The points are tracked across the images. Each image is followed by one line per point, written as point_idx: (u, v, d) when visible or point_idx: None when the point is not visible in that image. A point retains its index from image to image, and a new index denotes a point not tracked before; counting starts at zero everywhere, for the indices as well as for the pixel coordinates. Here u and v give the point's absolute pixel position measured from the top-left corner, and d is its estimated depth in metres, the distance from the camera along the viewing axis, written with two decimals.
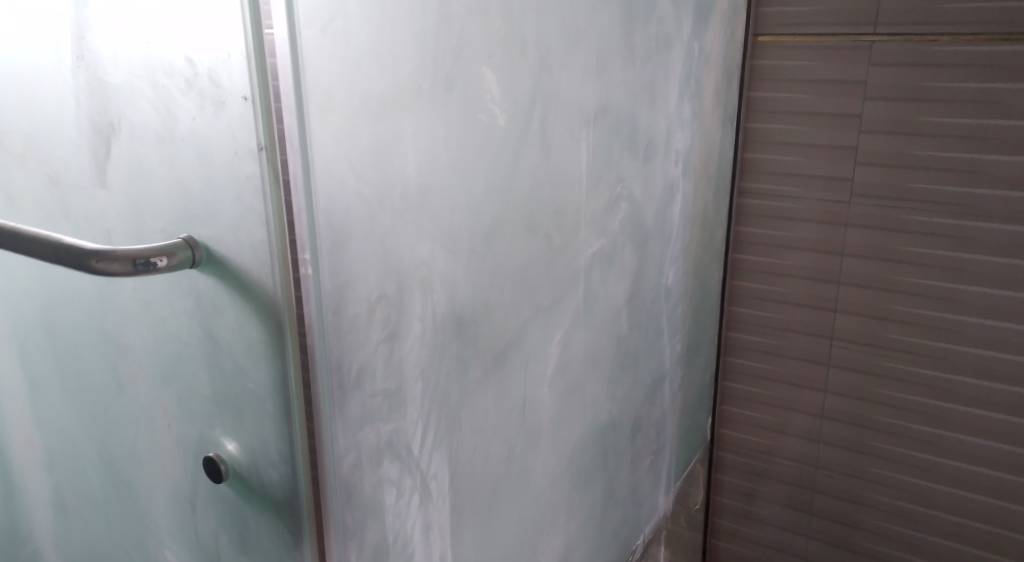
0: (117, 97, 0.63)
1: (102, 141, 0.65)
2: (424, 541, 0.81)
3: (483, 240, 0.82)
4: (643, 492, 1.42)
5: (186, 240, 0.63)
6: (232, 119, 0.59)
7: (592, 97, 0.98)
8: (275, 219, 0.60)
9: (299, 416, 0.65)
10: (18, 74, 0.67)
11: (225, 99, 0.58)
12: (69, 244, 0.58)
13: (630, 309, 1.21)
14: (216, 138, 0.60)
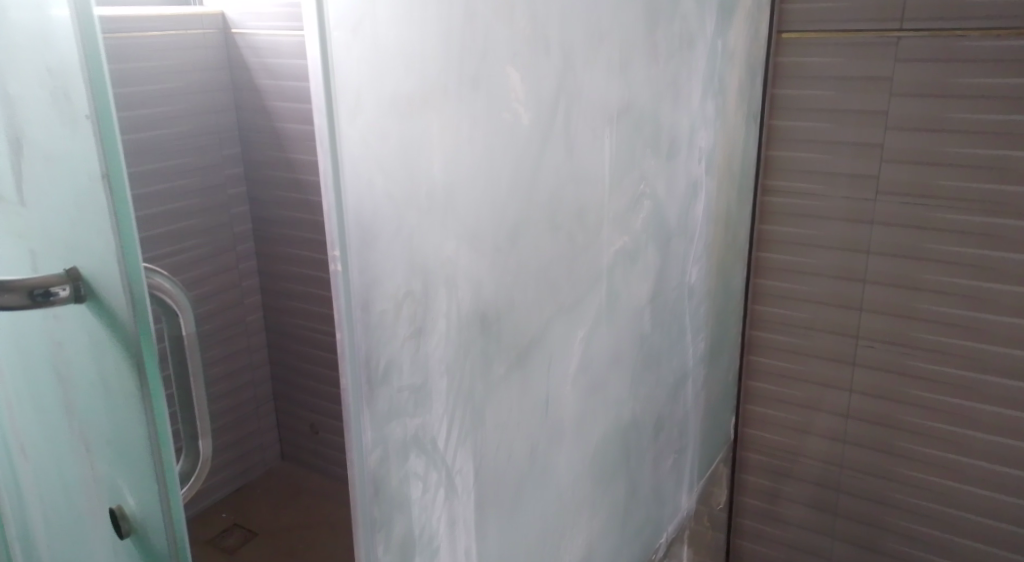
0: (24, 112, 0.64)
1: (20, 156, 0.67)
2: (450, 536, 0.81)
3: (506, 239, 0.83)
4: (666, 491, 1.42)
5: (69, 274, 0.64)
6: (81, 140, 0.58)
7: (615, 97, 0.98)
8: (119, 252, 0.59)
9: (164, 465, 0.64)
10: None
11: (75, 118, 0.57)
12: None
13: (653, 308, 1.22)
14: (75, 158, 0.59)
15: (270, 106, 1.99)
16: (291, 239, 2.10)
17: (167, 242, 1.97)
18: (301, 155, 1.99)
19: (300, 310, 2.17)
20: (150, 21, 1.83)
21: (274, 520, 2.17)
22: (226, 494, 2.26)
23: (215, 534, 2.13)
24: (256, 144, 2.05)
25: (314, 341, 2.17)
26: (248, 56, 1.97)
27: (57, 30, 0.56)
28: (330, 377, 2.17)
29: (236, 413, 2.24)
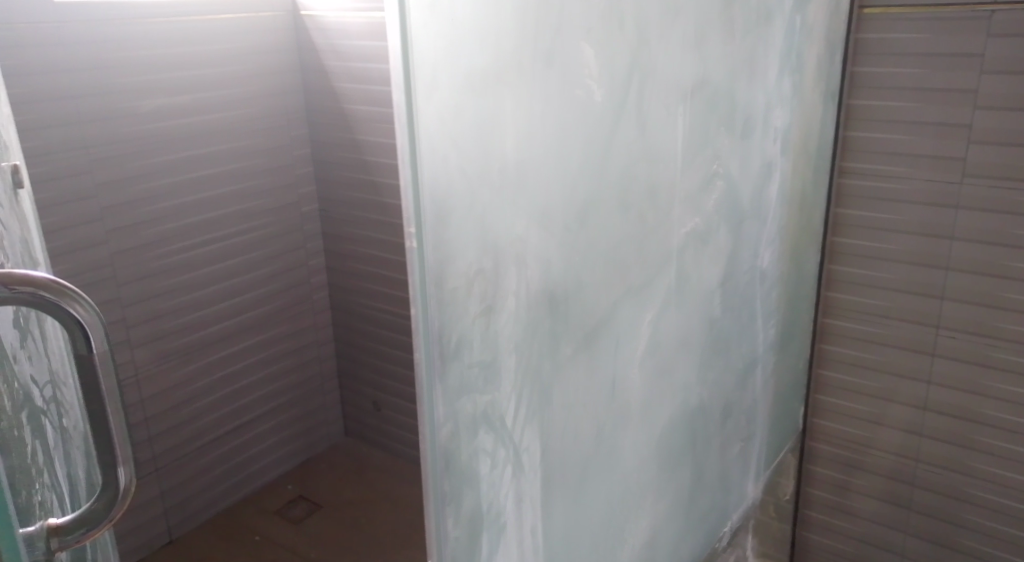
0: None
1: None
2: (518, 513, 0.82)
3: (577, 218, 0.81)
4: (732, 478, 1.40)
5: None
6: None
7: (689, 73, 0.96)
8: None
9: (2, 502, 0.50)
10: None
11: None
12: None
13: (724, 292, 1.19)
14: None
15: (337, 88, 2.02)
16: (357, 220, 2.13)
17: (237, 221, 2.01)
18: (366, 136, 2.01)
19: (365, 290, 2.20)
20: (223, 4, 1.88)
21: (339, 495, 2.20)
22: (292, 469, 2.31)
23: (281, 506, 2.16)
24: (325, 126, 2.08)
25: (379, 320, 2.20)
26: (316, 39, 2.00)
27: None
28: (394, 356, 2.20)
29: (302, 390, 2.29)
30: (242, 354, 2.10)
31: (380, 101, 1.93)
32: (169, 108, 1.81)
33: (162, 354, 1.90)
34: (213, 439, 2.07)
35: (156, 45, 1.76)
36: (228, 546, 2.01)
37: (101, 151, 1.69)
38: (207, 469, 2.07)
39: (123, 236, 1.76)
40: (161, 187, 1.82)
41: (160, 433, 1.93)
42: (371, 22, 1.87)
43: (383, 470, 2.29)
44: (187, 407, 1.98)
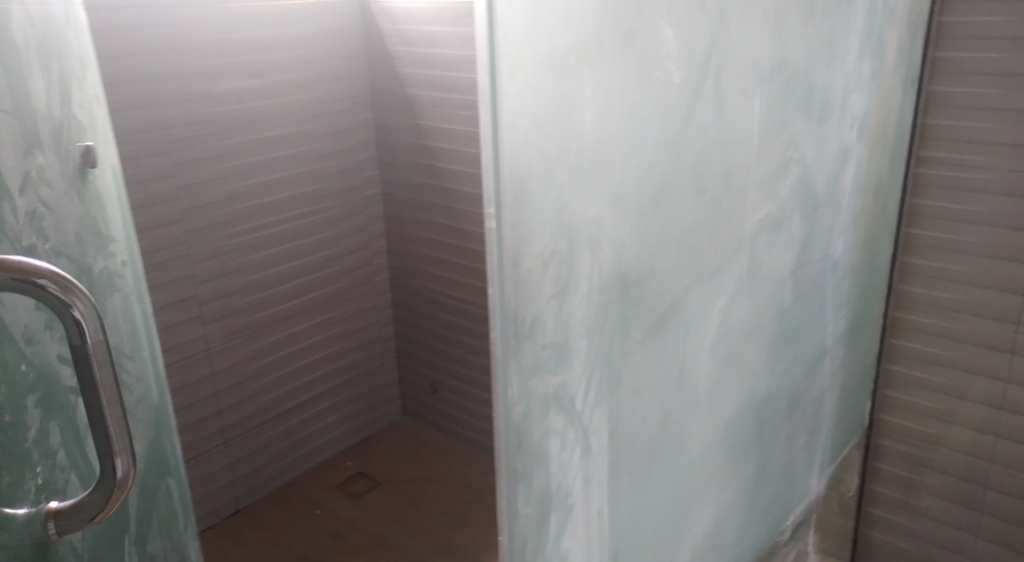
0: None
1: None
2: (586, 495, 0.82)
3: (651, 201, 0.81)
4: (797, 471, 1.37)
5: None
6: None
7: (768, 56, 0.94)
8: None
9: None
10: (51, 91, 0.79)
11: None
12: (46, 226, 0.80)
13: (795, 282, 1.17)
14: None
15: (403, 73, 2.03)
16: (422, 204, 2.16)
17: (303, 203, 2.05)
18: (429, 120, 2.02)
19: (429, 272, 2.23)
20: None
21: (397, 472, 2.21)
22: (352, 446, 2.34)
23: (341, 481, 2.20)
24: (390, 110, 2.10)
25: (443, 302, 2.23)
26: (383, 23, 2.02)
27: None
28: (458, 338, 2.24)
29: (363, 369, 2.33)
30: (307, 332, 2.14)
31: (444, 85, 1.94)
32: (241, 91, 1.85)
33: (231, 330, 1.95)
34: (277, 414, 2.12)
35: (230, 28, 1.80)
36: (290, 517, 2.04)
37: (177, 131, 1.73)
38: (271, 442, 2.11)
39: (197, 216, 1.81)
40: (232, 168, 1.87)
41: (228, 407, 1.98)
42: (439, 9, 1.88)
43: (441, 449, 2.31)
44: (253, 381, 2.03)
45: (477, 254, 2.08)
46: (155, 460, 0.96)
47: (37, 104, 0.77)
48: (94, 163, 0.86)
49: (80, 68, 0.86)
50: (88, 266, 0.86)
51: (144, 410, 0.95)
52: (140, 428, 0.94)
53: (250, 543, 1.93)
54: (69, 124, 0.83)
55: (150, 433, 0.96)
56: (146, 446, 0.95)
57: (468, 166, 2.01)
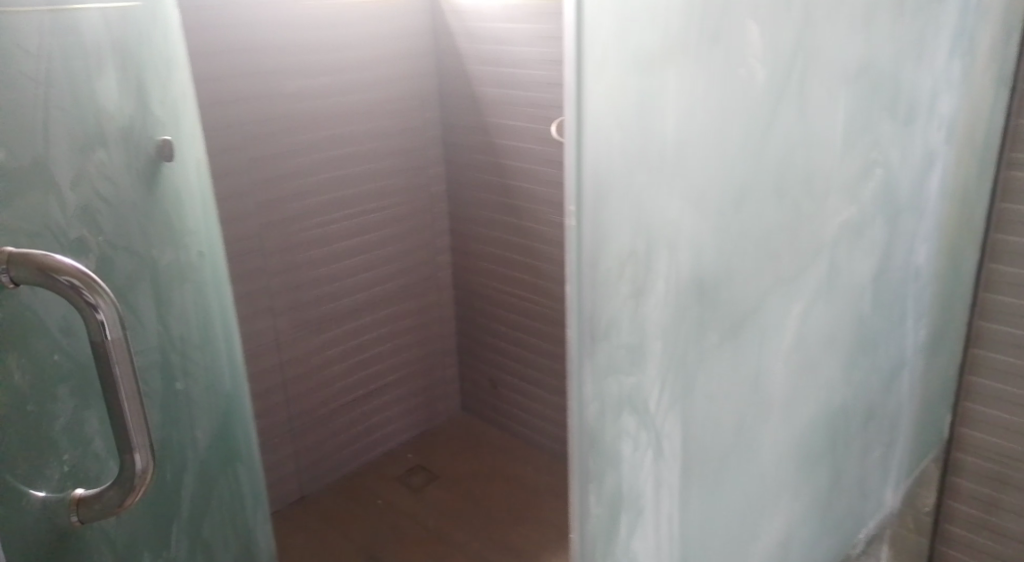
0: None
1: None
2: (656, 499, 0.81)
3: (731, 203, 0.79)
4: (871, 484, 1.33)
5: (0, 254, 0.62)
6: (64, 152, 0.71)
7: (854, 55, 0.91)
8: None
9: None
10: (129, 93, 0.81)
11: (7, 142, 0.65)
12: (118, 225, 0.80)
13: (875, 288, 1.13)
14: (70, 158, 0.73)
15: (470, 71, 2.04)
16: (482, 202, 2.15)
17: (371, 200, 2.08)
18: (496, 119, 2.02)
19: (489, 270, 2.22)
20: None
21: (456, 468, 2.24)
22: (416, 439, 2.37)
23: (402, 474, 2.23)
24: (458, 109, 2.11)
25: (499, 303, 2.22)
26: (452, 23, 2.03)
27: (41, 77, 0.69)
28: (513, 339, 2.22)
29: (426, 364, 2.35)
30: (373, 327, 2.18)
31: (510, 85, 1.94)
32: (313, 90, 1.89)
33: (300, 323, 1.99)
34: (341, 406, 2.15)
35: (303, 28, 1.83)
36: (354, 508, 2.09)
37: (251, 128, 1.78)
38: (337, 432, 2.16)
39: (270, 211, 1.86)
40: (305, 165, 1.91)
41: (296, 397, 2.03)
42: (506, 7, 1.87)
43: (502, 447, 2.32)
44: (320, 373, 2.07)
45: (537, 253, 2.06)
46: (221, 446, 0.98)
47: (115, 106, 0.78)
48: (168, 160, 0.87)
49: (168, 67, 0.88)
50: (154, 262, 0.85)
51: (212, 397, 0.97)
52: (207, 415, 0.96)
53: (317, 533, 2.00)
54: (150, 123, 0.84)
55: (216, 419, 0.97)
56: (213, 432, 0.97)
57: (529, 164, 1.99)
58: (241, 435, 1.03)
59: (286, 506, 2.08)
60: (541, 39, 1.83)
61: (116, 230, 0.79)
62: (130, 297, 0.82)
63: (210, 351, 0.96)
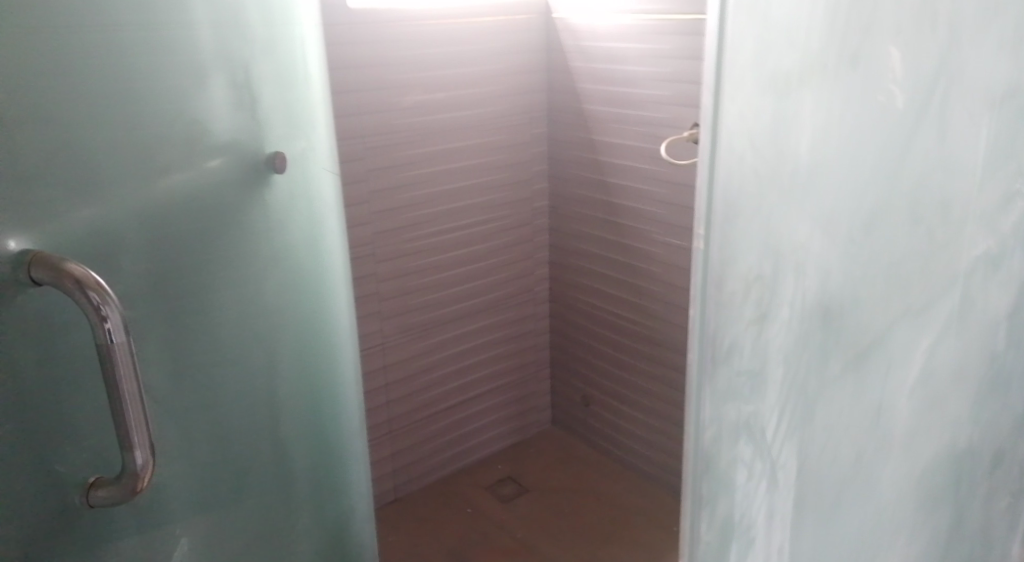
0: (37, 112, 0.62)
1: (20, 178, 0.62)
2: (767, 528, 0.79)
3: (862, 230, 0.77)
4: (996, 533, 1.25)
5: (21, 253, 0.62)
6: (159, 148, 0.73)
7: (1000, 80, 0.87)
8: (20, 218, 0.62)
9: None
10: (240, 95, 0.81)
11: (93, 126, 0.67)
12: (223, 226, 0.81)
13: (1011, 326, 1.07)
14: (167, 153, 0.73)
15: (580, 88, 2.04)
16: (585, 218, 2.15)
17: (479, 212, 2.11)
18: (605, 137, 2.02)
19: (586, 286, 2.22)
20: (484, 8, 1.97)
21: (545, 480, 2.24)
22: (510, 448, 2.39)
23: (494, 482, 2.24)
24: (566, 124, 2.12)
25: (596, 319, 2.21)
26: (565, 40, 2.04)
27: (140, 67, 0.70)
28: (609, 356, 2.20)
29: (522, 375, 2.36)
30: (473, 336, 2.21)
31: (623, 103, 1.94)
32: (430, 104, 1.93)
33: (406, 328, 2.05)
34: (439, 412, 2.19)
35: (426, 46, 1.89)
36: (446, 512, 2.13)
37: (372, 141, 1.85)
38: (434, 437, 2.20)
39: (383, 220, 1.92)
40: (419, 176, 1.96)
41: (397, 400, 2.08)
42: (619, 25, 1.88)
43: (596, 463, 2.30)
44: (422, 377, 2.12)
45: (639, 272, 2.04)
46: (320, 461, 0.97)
47: (222, 108, 0.79)
48: (283, 168, 0.87)
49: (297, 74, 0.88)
50: (254, 264, 0.85)
51: (310, 410, 0.95)
52: (306, 426, 0.95)
53: (409, 534, 2.04)
54: (264, 130, 0.84)
55: (315, 431, 0.96)
56: (308, 450, 0.95)
57: (634, 182, 1.98)
58: (349, 457, 1.02)
59: (382, 505, 2.13)
60: (652, 57, 1.83)
61: (200, 237, 0.78)
62: (221, 300, 0.82)
63: (325, 367, 0.97)
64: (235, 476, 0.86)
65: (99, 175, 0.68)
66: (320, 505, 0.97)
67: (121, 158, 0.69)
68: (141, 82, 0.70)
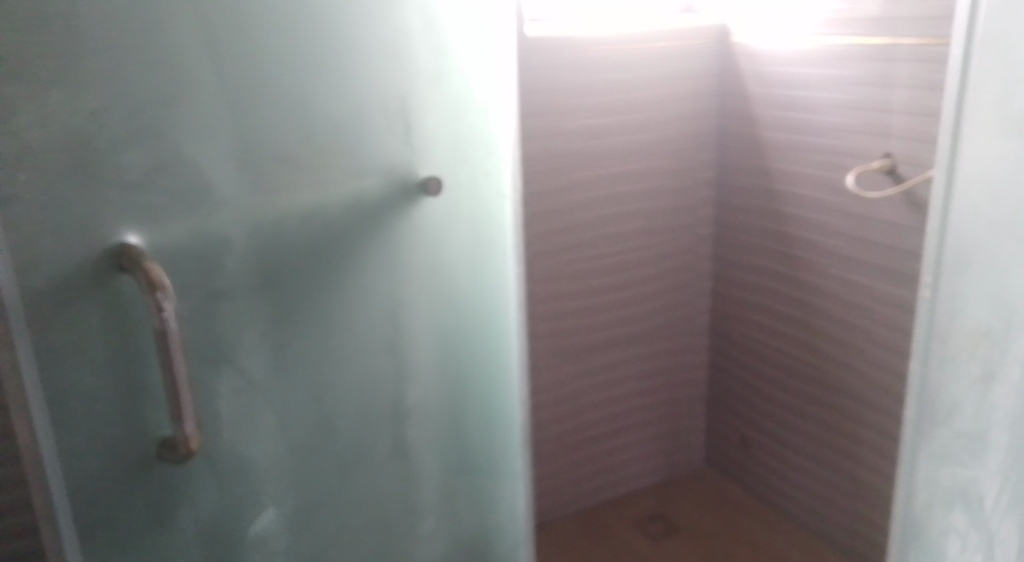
0: (208, 134, 0.90)
1: (140, 192, 0.86)
2: None
3: None
4: None
5: (122, 245, 0.86)
6: (313, 164, 0.99)
7: None
8: (175, 213, 0.89)
9: None
10: (402, 126, 1.06)
11: (252, 146, 0.94)
12: (362, 234, 1.05)
13: None
14: (324, 170, 1.00)
15: (756, 113, 1.97)
16: (751, 248, 2.08)
17: (640, 237, 2.09)
18: (778, 164, 1.94)
19: (746, 319, 2.15)
20: (661, 32, 1.95)
21: (697, 521, 2.17)
22: (658, 485, 2.33)
23: (642, 518, 2.19)
24: (736, 150, 2.06)
25: (760, 354, 2.12)
26: (743, 63, 1.98)
27: (314, 105, 0.98)
28: (773, 396, 2.10)
29: (673, 408, 2.30)
30: (626, 363, 2.17)
31: (801, 130, 1.86)
32: (599, 128, 1.93)
33: (559, 351, 2.05)
34: (591, 437, 2.17)
35: (597, 72, 1.89)
36: (593, 543, 2.10)
37: (538, 165, 1.87)
38: (582, 463, 2.18)
39: (544, 242, 1.94)
40: (584, 200, 1.97)
41: (549, 422, 2.09)
42: (806, 49, 1.80)
43: (752, 509, 2.20)
44: (571, 403, 2.11)
45: (808, 307, 1.94)
46: (447, 434, 1.22)
47: (380, 138, 1.04)
48: (433, 193, 1.11)
49: (473, 107, 1.13)
50: (393, 265, 1.10)
51: (432, 395, 1.18)
52: (434, 407, 1.19)
53: None
54: (418, 163, 1.09)
55: (438, 411, 1.20)
56: (430, 430, 1.19)
57: (811, 212, 1.89)
58: (484, 438, 1.26)
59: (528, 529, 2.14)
60: (840, 83, 1.74)
61: (321, 246, 1.02)
62: (352, 288, 1.06)
63: (457, 356, 1.21)
64: (327, 442, 1.08)
65: (218, 191, 0.92)
66: (416, 474, 1.18)
67: (234, 178, 0.93)
68: (279, 124, 0.95)
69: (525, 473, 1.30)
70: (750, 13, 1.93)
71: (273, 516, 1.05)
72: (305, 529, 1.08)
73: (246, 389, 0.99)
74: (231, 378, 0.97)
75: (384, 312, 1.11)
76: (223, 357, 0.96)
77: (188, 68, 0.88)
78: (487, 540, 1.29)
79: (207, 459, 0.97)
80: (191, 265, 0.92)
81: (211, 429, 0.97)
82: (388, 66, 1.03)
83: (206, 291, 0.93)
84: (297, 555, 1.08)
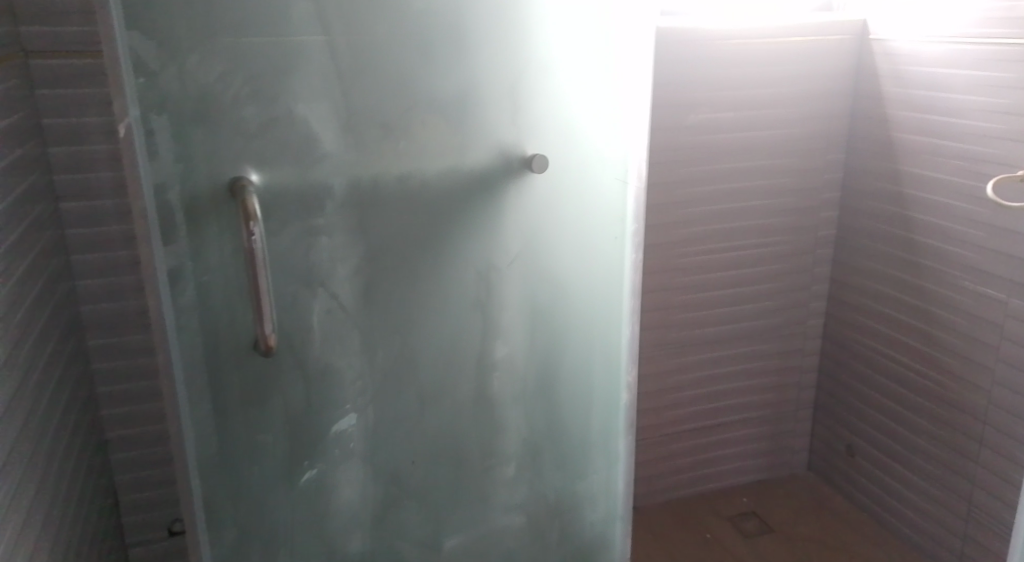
0: (315, 89, 0.99)
1: (254, 138, 0.97)
2: None
3: None
4: None
5: (231, 180, 0.97)
6: (420, 131, 1.06)
7: None
8: (286, 157, 0.99)
9: None
10: (517, 105, 1.10)
11: (354, 106, 1.01)
12: (460, 198, 1.11)
13: None
14: (433, 138, 1.07)
15: (891, 115, 1.90)
16: (876, 252, 2.01)
17: (757, 235, 2.05)
18: (910, 168, 1.87)
19: (864, 327, 2.07)
20: (795, 28, 1.90)
21: (791, 524, 2.13)
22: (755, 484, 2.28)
23: (735, 515, 2.16)
24: (864, 151, 2.00)
25: (873, 363, 2.05)
26: (881, 63, 1.91)
27: (423, 77, 1.04)
28: (886, 406, 2.03)
29: (778, 408, 2.25)
30: (732, 359, 2.14)
31: (936, 134, 1.78)
32: (723, 122, 1.91)
33: (662, 342, 2.05)
34: (689, 430, 2.16)
35: (727, 66, 1.87)
36: (683, 534, 2.09)
37: (658, 155, 1.88)
38: (678, 455, 2.17)
39: (656, 233, 1.94)
40: (706, 193, 1.96)
41: (648, 410, 2.09)
42: (951, 50, 1.72)
43: (850, 517, 2.14)
44: (671, 394, 2.10)
45: (931, 317, 1.87)
46: (541, 397, 1.26)
47: (493, 112, 1.09)
48: (539, 169, 1.14)
49: (598, 93, 1.14)
50: (490, 233, 1.15)
51: (525, 359, 1.23)
52: (529, 371, 1.24)
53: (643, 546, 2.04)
54: (524, 140, 1.12)
55: (529, 376, 1.24)
56: (519, 389, 1.24)
57: (942, 220, 1.81)
58: (582, 410, 1.29)
59: None
60: (986, 88, 1.66)
61: (416, 206, 1.09)
62: (446, 246, 1.12)
63: (560, 330, 1.24)
64: (410, 382, 1.16)
65: (322, 143, 1.00)
66: (501, 426, 1.24)
67: (335, 134, 1.01)
68: (388, 89, 1.03)
69: (627, 454, 1.32)
70: (894, 10, 1.86)
71: (353, 422, 1.14)
72: (382, 447, 1.17)
73: (336, 311, 1.07)
74: (324, 298, 1.06)
75: (479, 276, 1.16)
76: (318, 280, 1.05)
77: (303, 33, 0.96)
78: (572, 505, 1.33)
79: (300, 364, 1.07)
80: (293, 201, 1.01)
81: (303, 339, 1.06)
82: (508, 46, 1.07)
83: (305, 226, 1.02)
84: (376, 468, 1.17)
